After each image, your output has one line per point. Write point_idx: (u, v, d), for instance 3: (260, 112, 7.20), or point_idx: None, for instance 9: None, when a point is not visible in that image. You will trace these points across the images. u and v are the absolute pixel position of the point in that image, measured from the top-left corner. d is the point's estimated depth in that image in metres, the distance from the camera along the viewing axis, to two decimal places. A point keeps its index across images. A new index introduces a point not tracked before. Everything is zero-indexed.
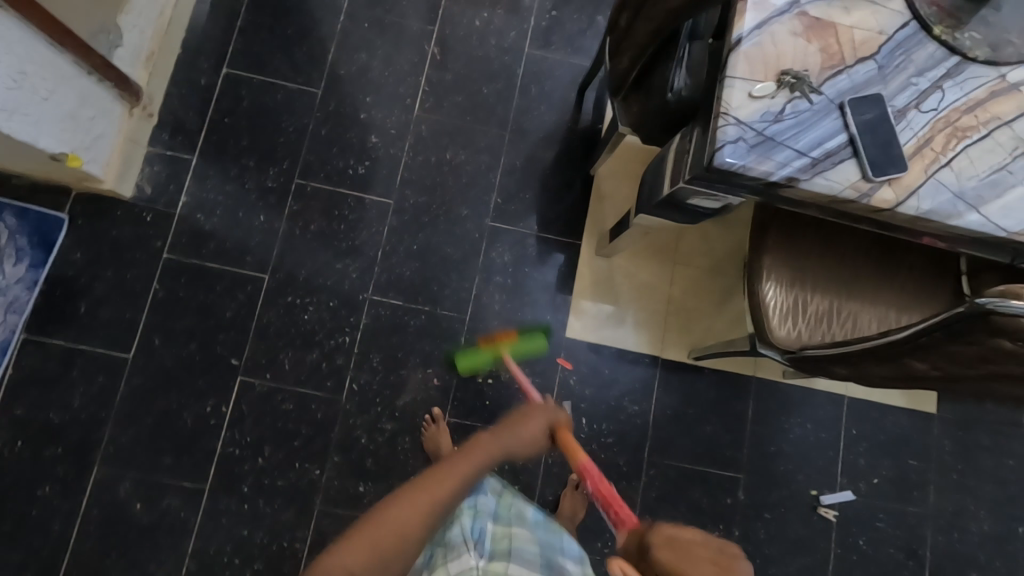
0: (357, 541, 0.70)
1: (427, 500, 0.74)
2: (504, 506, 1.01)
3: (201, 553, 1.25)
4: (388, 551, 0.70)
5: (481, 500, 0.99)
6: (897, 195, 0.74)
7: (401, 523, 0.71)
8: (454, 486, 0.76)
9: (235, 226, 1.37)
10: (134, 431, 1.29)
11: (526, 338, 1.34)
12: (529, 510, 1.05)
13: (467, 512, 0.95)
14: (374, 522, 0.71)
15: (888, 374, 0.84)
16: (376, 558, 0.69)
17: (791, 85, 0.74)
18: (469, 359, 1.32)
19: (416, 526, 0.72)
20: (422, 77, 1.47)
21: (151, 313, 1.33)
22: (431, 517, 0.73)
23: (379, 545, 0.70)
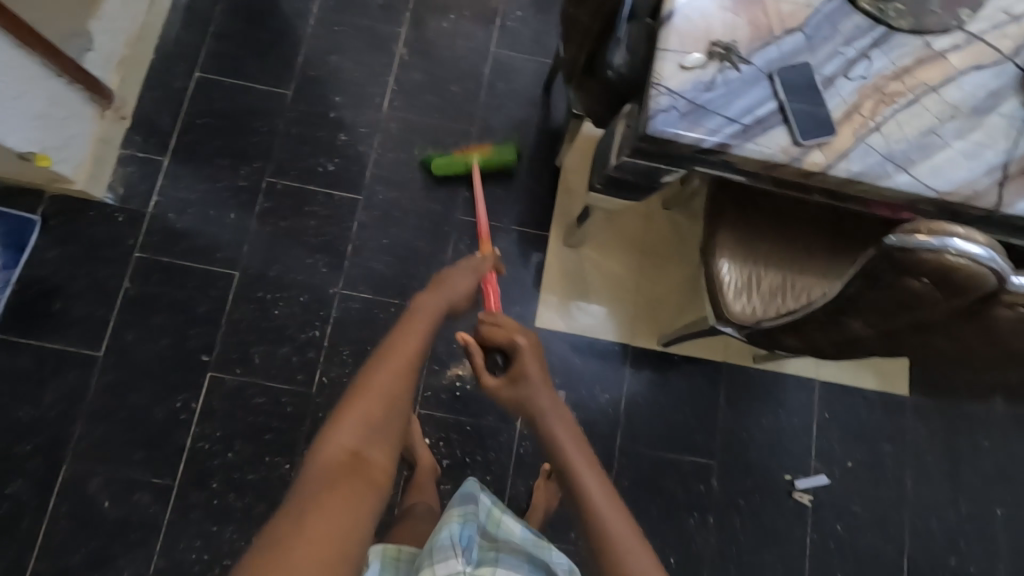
0: (352, 407, 0.69)
1: (412, 350, 0.74)
2: (493, 521, 1.00)
3: (171, 549, 1.24)
4: (393, 401, 0.70)
5: (470, 507, 0.97)
6: (828, 158, 0.76)
7: (392, 375, 0.71)
8: (427, 322, 0.78)
9: (205, 225, 1.39)
10: (104, 429, 1.29)
11: (495, 155, 1.43)
12: (518, 524, 1.03)
13: (458, 516, 0.93)
14: (374, 380, 0.70)
15: (832, 338, 0.83)
16: (376, 411, 0.69)
17: (721, 56, 0.77)
18: (443, 162, 1.43)
19: (406, 369, 0.72)
20: (391, 76, 1.50)
21: (122, 311, 1.34)
22: (416, 359, 0.74)
23: (378, 407, 0.69)
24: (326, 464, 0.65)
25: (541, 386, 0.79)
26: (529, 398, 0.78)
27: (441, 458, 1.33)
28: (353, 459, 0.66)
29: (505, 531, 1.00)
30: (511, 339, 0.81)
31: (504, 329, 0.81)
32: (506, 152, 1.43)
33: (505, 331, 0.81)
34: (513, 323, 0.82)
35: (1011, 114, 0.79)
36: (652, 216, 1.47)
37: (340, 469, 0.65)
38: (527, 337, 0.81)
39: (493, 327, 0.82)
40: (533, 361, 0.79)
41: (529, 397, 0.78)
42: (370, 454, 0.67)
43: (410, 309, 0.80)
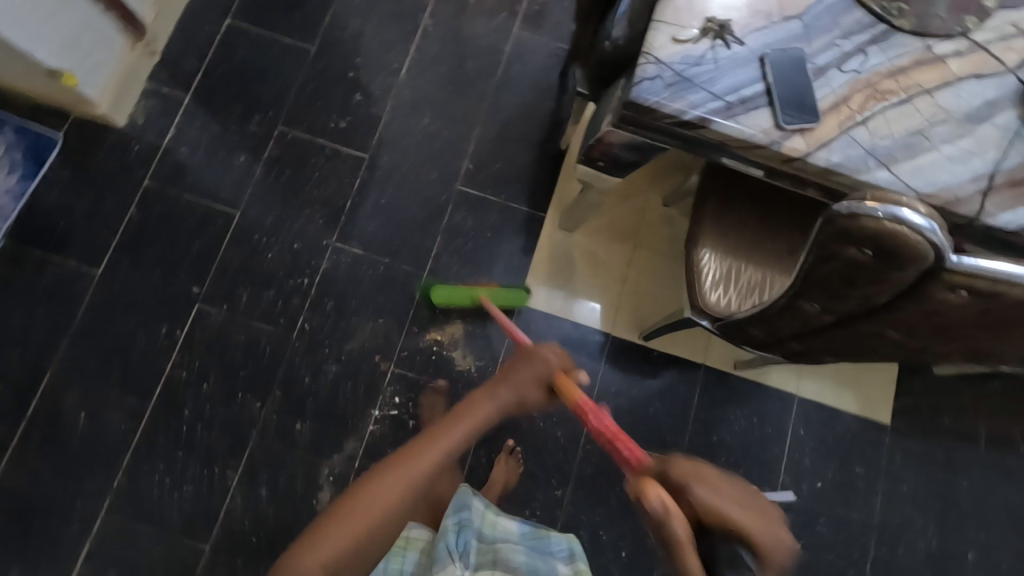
0: (335, 526, 0.70)
1: (414, 475, 0.73)
2: (488, 526, 1.03)
3: (135, 470, 1.28)
4: (379, 524, 0.71)
5: (466, 516, 1.00)
6: (808, 144, 0.75)
7: (381, 501, 0.71)
8: (448, 452, 0.76)
9: (215, 164, 1.44)
10: (90, 345, 1.33)
11: (505, 296, 1.36)
12: (515, 524, 1.06)
13: (453, 526, 0.98)
14: (350, 512, 0.71)
15: (796, 329, 0.81)
16: (358, 536, 0.70)
17: (714, 33, 0.77)
18: (448, 293, 1.36)
19: (399, 501, 0.72)
20: (411, 45, 1.54)
21: (124, 236, 1.39)
22: (416, 490, 0.73)
23: (360, 526, 0.70)
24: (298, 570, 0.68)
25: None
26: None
27: (408, 419, 1.33)
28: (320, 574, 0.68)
29: (501, 535, 1.03)
30: (760, 536, 0.58)
31: (743, 522, 0.59)
32: (517, 291, 1.38)
33: (748, 525, 0.59)
34: (747, 504, 0.61)
35: (1006, 125, 0.78)
36: (651, 210, 1.47)
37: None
38: (779, 541, 0.58)
39: (728, 506, 0.60)
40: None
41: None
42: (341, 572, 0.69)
43: (442, 425, 0.78)
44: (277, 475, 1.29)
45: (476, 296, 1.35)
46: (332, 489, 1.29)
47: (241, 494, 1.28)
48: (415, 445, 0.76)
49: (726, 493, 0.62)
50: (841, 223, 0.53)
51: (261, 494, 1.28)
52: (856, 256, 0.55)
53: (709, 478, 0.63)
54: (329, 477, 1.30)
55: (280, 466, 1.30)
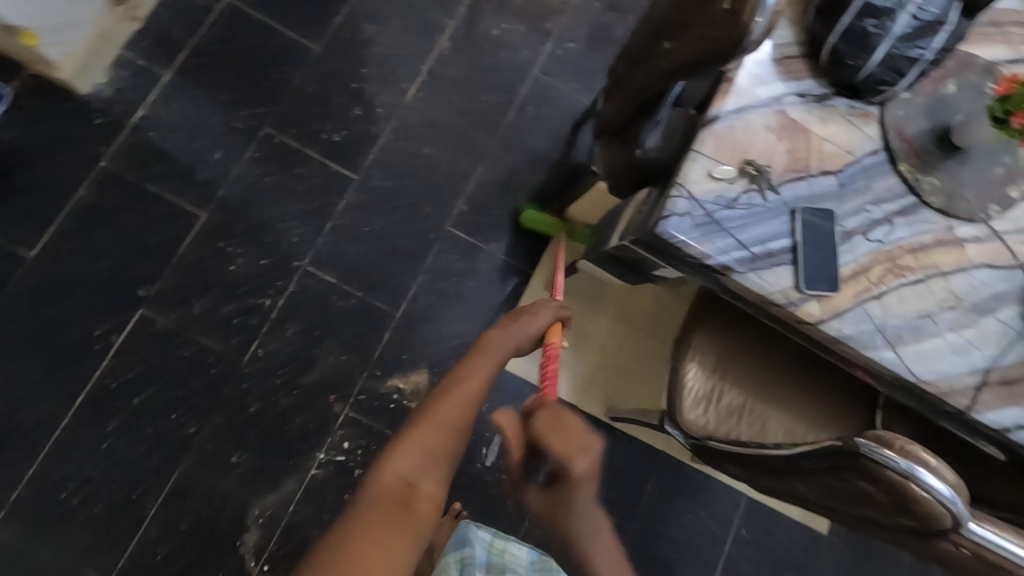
0: (411, 436, 0.65)
1: (467, 394, 0.70)
2: (497, 553, 0.91)
3: (42, 481, 1.15)
4: (448, 431, 0.66)
5: (466, 553, 0.88)
6: (822, 312, 0.73)
7: (450, 414, 0.68)
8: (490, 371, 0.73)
9: (188, 155, 1.31)
10: (9, 334, 1.19)
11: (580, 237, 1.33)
12: (524, 553, 0.92)
13: (453, 566, 0.87)
14: (424, 420, 0.66)
15: (774, 486, 0.80)
16: (434, 443, 0.65)
17: (751, 176, 0.74)
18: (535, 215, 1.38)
19: (463, 417, 0.69)
20: (425, 66, 1.44)
21: (69, 217, 1.24)
22: (473, 404, 0.70)
23: (438, 437, 0.65)
24: (379, 488, 0.60)
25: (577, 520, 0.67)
26: (569, 518, 0.67)
27: (354, 467, 1.26)
28: (407, 487, 0.61)
29: (511, 566, 0.89)
30: (566, 462, 0.63)
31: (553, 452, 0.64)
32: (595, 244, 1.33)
33: (563, 452, 0.63)
34: (575, 436, 0.64)
35: (1008, 322, 0.78)
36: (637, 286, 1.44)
37: (397, 490, 0.60)
38: (581, 462, 0.63)
39: (552, 437, 0.63)
40: (582, 493, 0.65)
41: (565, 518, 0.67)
42: (424, 482, 0.62)
43: (475, 353, 0.75)
44: (201, 508, 1.19)
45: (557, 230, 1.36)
46: (260, 532, 1.20)
47: (157, 523, 1.17)
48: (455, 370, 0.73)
49: (563, 424, 0.64)
50: (859, 458, 0.50)
51: (180, 526, 1.18)
52: (865, 486, 0.53)
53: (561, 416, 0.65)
54: (258, 519, 1.20)
55: (205, 498, 1.19)
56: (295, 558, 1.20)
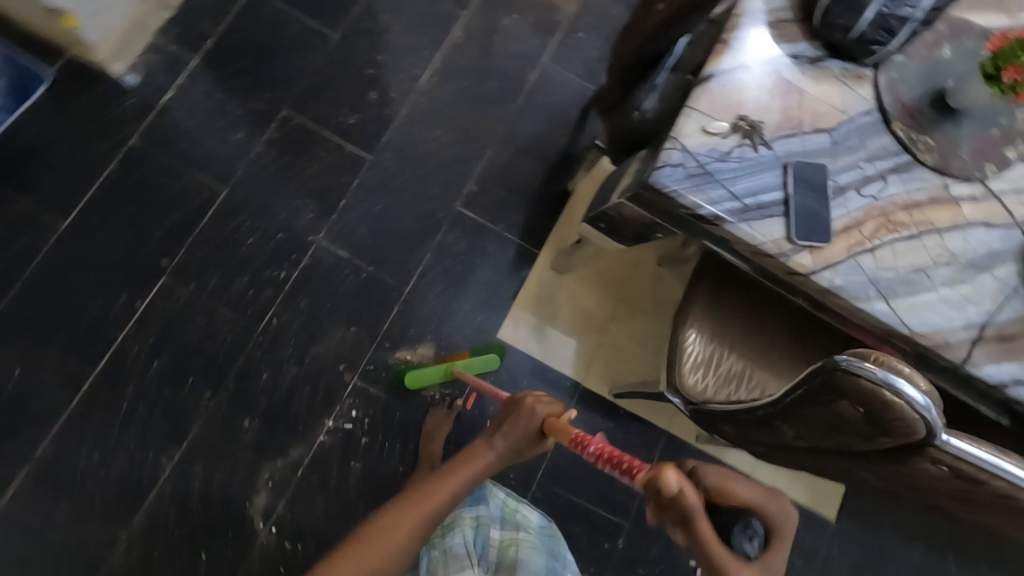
0: (355, 552, 0.76)
1: (418, 516, 0.79)
2: (509, 512, 1.07)
3: (64, 439, 1.20)
4: (382, 556, 0.76)
5: (482, 511, 1.03)
6: (814, 262, 0.75)
7: (396, 535, 0.77)
8: (445, 501, 0.82)
9: (211, 135, 1.37)
10: (39, 298, 1.25)
11: (480, 362, 1.32)
12: (534, 516, 1.09)
13: (471, 522, 1.02)
14: (371, 533, 0.78)
15: (766, 440, 0.80)
16: (373, 563, 0.75)
17: (744, 132, 0.76)
18: (418, 373, 1.30)
19: (408, 539, 0.78)
20: (437, 53, 1.50)
21: (98, 191, 1.31)
22: (420, 529, 0.79)
23: (377, 558, 0.76)
24: None
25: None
26: None
27: (361, 435, 1.29)
28: None
29: (521, 523, 1.06)
30: (768, 506, 0.74)
31: (753, 499, 0.74)
32: (490, 357, 1.34)
33: (760, 502, 0.74)
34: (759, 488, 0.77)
35: (1005, 279, 0.79)
36: (643, 266, 1.46)
37: None
38: (783, 509, 0.75)
39: (736, 488, 0.74)
40: (786, 546, 0.74)
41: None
42: None
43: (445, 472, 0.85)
44: (212, 470, 1.23)
45: (449, 368, 1.31)
46: (268, 495, 1.23)
47: (170, 485, 1.21)
48: (415, 492, 0.82)
49: (733, 476, 0.75)
50: (838, 380, 0.51)
51: (192, 487, 1.22)
52: (845, 408, 0.54)
53: (721, 468, 0.76)
54: (267, 482, 1.24)
55: (217, 462, 1.23)
56: (301, 520, 1.23)
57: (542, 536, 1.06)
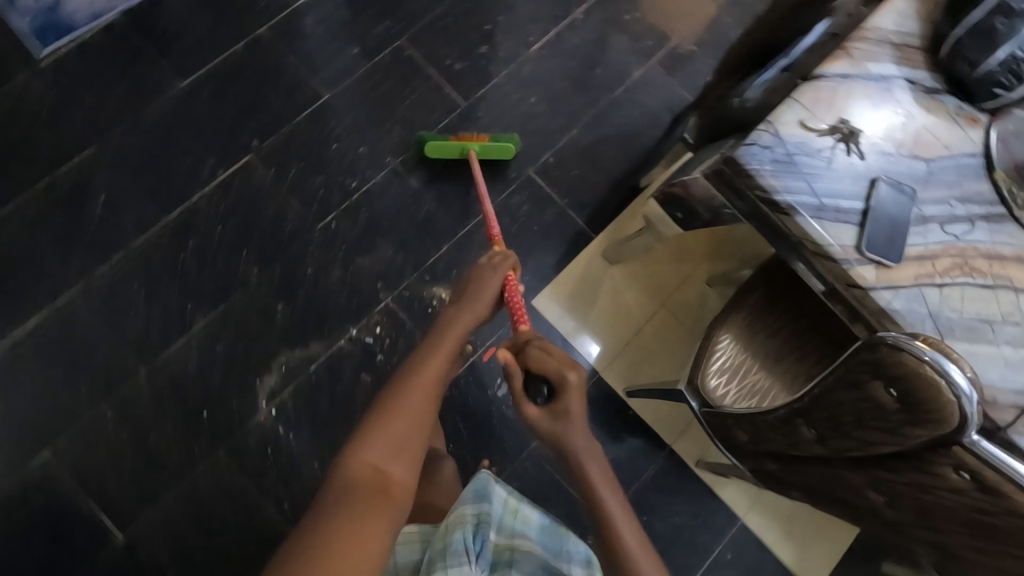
0: (382, 431, 0.73)
1: (428, 385, 0.79)
2: (509, 513, 0.93)
3: (120, 271, 1.29)
4: (412, 423, 0.75)
5: (485, 508, 0.90)
6: (877, 278, 0.73)
7: (417, 400, 0.77)
8: (435, 373, 0.81)
9: (329, 43, 1.46)
10: (138, 141, 1.35)
11: (494, 147, 1.38)
12: (536, 515, 0.95)
13: (471, 520, 0.87)
14: (395, 403, 0.76)
15: (773, 449, 0.82)
16: (406, 432, 0.74)
17: (840, 136, 0.76)
18: (438, 147, 1.37)
19: (428, 404, 0.78)
20: (554, 29, 1.55)
21: (217, 64, 1.40)
22: (429, 402, 0.78)
23: (409, 427, 0.75)
24: (355, 479, 0.69)
25: (581, 428, 0.78)
26: (568, 431, 0.78)
27: (378, 352, 1.32)
28: (378, 474, 0.70)
29: (522, 525, 0.92)
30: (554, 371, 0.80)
31: (542, 366, 0.81)
32: (508, 140, 1.39)
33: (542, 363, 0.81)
34: (553, 356, 0.81)
35: None
36: (692, 280, 1.45)
37: (366, 482, 0.68)
38: (574, 373, 0.79)
39: (541, 361, 0.81)
40: (579, 398, 0.79)
41: (563, 435, 0.78)
42: (394, 473, 0.71)
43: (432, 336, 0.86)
44: (237, 340, 1.29)
45: (466, 148, 1.38)
46: (279, 379, 1.29)
47: (197, 340, 1.28)
48: (399, 382, 0.79)
49: (549, 347, 0.83)
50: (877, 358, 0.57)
51: (215, 349, 1.28)
52: (879, 395, 0.58)
53: (546, 345, 0.83)
54: (281, 367, 1.29)
55: (244, 334, 1.30)
56: (302, 411, 1.28)
57: (544, 536, 0.93)
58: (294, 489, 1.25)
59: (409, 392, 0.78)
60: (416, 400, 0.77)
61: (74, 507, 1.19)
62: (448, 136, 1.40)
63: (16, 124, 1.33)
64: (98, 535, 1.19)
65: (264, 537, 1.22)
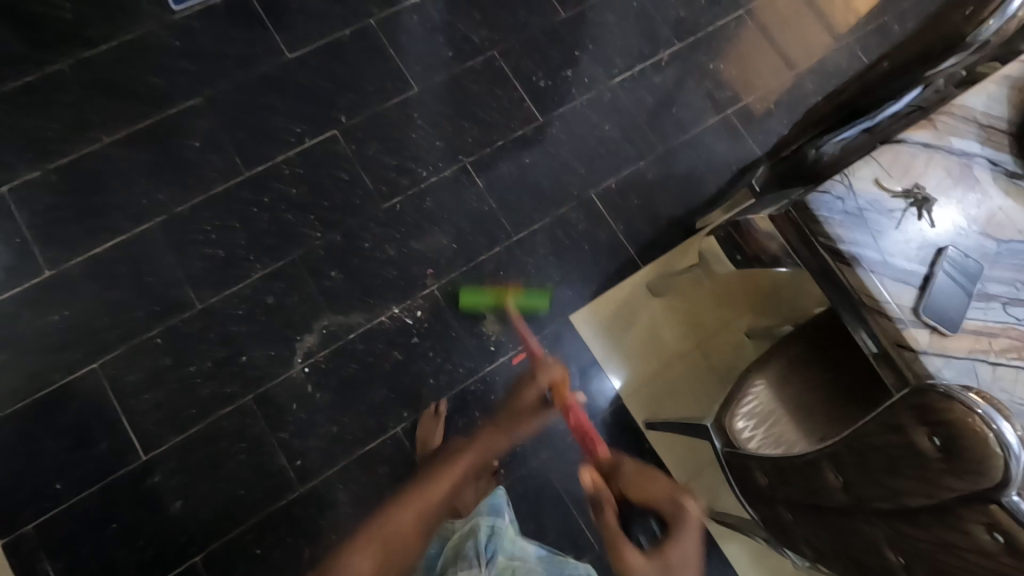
0: (367, 543, 0.74)
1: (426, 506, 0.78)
2: (511, 537, 0.95)
3: (196, 211, 1.37)
4: (397, 544, 0.74)
5: (499, 522, 0.94)
6: (929, 343, 0.74)
7: (412, 519, 0.76)
8: (438, 496, 0.79)
9: (428, 41, 1.55)
10: (237, 96, 1.44)
11: (524, 302, 1.38)
12: (533, 547, 0.97)
13: (485, 529, 0.92)
14: (388, 520, 0.76)
15: (797, 496, 0.82)
16: (389, 552, 0.73)
17: (914, 200, 0.78)
18: (472, 296, 1.37)
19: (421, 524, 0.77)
20: (639, 66, 1.62)
21: (324, 41, 1.50)
22: (423, 525, 0.77)
23: (393, 547, 0.74)
24: None
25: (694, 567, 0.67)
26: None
27: (415, 333, 1.37)
28: None
29: (521, 551, 0.93)
30: (665, 501, 0.73)
31: (648, 493, 0.76)
32: (540, 298, 1.39)
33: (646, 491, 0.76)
34: (657, 484, 0.76)
35: None
36: (730, 328, 1.49)
37: None
38: (692, 506, 0.71)
39: (643, 478, 0.78)
40: (697, 537, 0.68)
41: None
42: None
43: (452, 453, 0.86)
44: (288, 296, 1.36)
45: (500, 300, 1.38)
46: (318, 340, 1.34)
47: (252, 289, 1.35)
48: (402, 495, 0.79)
49: (646, 471, 0.79)
50: (927, 403, 0.63)
51: (266, 300, 1.35)
52: (924, 440, 0.63)
53: (643, 467, 0.79)
54: (322, 329, 1.35)
55: (295, 292, 1.36)
56: (333, 375, 1.33)
57: (545, 564, 0.94)
58: (309, 447, 1.29)
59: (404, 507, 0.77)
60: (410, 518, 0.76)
61: (106, 421, 1.25)
62: (482, 285, 1.40)
63: (130, 56, 1.42)
64: (122, 452, 1.24)
65: (273, 487, 1.26)
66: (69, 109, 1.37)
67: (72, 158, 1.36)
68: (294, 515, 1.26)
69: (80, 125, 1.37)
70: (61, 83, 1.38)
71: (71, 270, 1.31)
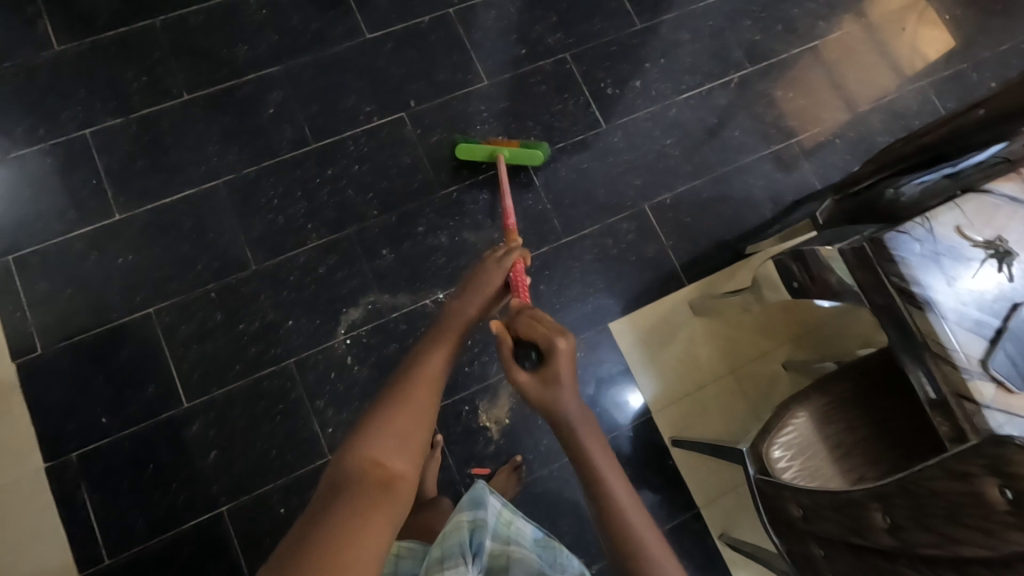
0: (388, 420, 0.68)
1: (433, 375, 0.74)
2: (503, 524, 0.92)
3: (262, 176, 1.42)
4: (416, 419, 0.69)
5: (482, 514, 0.88)
6: (995, 397, 0.73)
7: (423, 393, 0.72)
8: (443, 362, 0.76)
9: (503, 37, 1.57)
10: (314, 70, 1.48)
11: (518, 150, 1.44)
12: (529, 529, 0.95)
13: (466, 524, 0.87)
14: (402, 397, 0.70)
15: (834, 531, 0.82)
16: (410, 425, 0.68)
17: (994, 252, 0.78)
18: (467, 146, 1.44)
19: (434, 393, 0.73)
20: (707, 86, 1.62)
21: (403, 27, 1.54)
22: (434, 394, 0.73)
23: (411, 420, 0.69)
24: (361, 472, 0.63)
25: (570, 393, 0.76)
26: (557, 397, 0.75)
27: None
28: (381, 469, 0.64)
29: (515, 537, 0.92)
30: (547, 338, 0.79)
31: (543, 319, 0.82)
32: (534, 147, 1.45)
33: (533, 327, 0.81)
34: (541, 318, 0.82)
35: None
36: (769, 358, 1.47)
37: (372, 479, 0.63)
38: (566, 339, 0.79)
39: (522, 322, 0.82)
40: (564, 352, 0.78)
41: (553, 401, 0.75)
42: (397, 465, 0.65)
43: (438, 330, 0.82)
44: (340, 268, 1.39)
45: (494, 150, 1.44)
46: (362, 315, 1.37)
47: (306, 257, 1.39)
48: (407, 375, 0.74)
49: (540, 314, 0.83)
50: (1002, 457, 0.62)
51: (318, 270, 1.38)
52: (991, 493, 0.63)
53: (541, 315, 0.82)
54: (367, 305, 1.38)
55: (346, 264, 1.39)
56: (373, 351, 1.36)
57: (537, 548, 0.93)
58: (341, 418, 1.32)
59: (412, 380, 0.73)
60: (421, 387, 0.72)
61: (155, 366, 1.30)
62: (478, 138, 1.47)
63: (217, 21, 1.47)
64: (166, 397, 1.29)
65: (303, 451, 1.30)
66: (155, 64, 1.43)
67: (154, 111, 1.41)
68: (319, 481, 1.29)
69: (164, 81, 1.43)
70: (151, 39, 1.44)
71: (140, 218, 1.36)
